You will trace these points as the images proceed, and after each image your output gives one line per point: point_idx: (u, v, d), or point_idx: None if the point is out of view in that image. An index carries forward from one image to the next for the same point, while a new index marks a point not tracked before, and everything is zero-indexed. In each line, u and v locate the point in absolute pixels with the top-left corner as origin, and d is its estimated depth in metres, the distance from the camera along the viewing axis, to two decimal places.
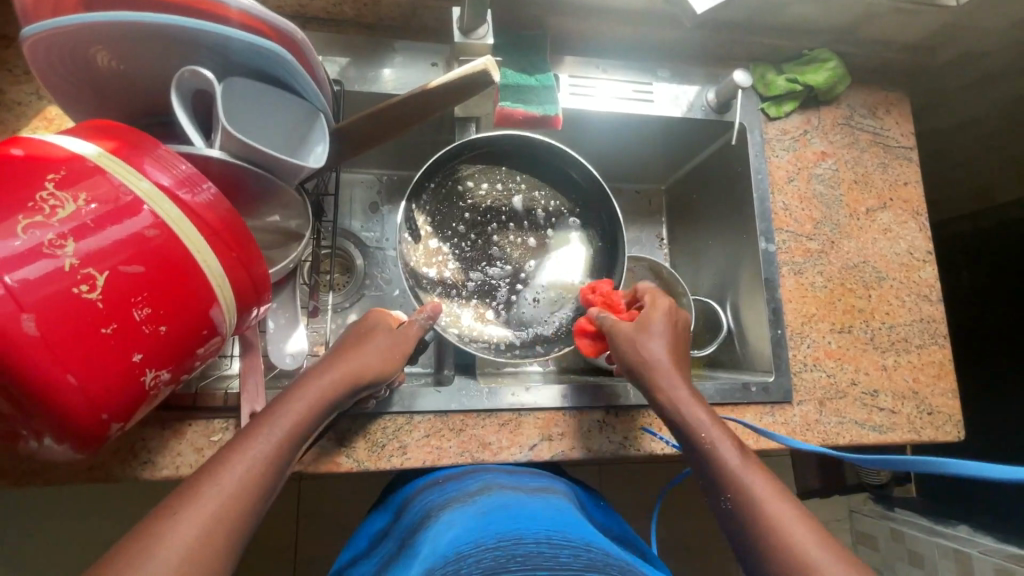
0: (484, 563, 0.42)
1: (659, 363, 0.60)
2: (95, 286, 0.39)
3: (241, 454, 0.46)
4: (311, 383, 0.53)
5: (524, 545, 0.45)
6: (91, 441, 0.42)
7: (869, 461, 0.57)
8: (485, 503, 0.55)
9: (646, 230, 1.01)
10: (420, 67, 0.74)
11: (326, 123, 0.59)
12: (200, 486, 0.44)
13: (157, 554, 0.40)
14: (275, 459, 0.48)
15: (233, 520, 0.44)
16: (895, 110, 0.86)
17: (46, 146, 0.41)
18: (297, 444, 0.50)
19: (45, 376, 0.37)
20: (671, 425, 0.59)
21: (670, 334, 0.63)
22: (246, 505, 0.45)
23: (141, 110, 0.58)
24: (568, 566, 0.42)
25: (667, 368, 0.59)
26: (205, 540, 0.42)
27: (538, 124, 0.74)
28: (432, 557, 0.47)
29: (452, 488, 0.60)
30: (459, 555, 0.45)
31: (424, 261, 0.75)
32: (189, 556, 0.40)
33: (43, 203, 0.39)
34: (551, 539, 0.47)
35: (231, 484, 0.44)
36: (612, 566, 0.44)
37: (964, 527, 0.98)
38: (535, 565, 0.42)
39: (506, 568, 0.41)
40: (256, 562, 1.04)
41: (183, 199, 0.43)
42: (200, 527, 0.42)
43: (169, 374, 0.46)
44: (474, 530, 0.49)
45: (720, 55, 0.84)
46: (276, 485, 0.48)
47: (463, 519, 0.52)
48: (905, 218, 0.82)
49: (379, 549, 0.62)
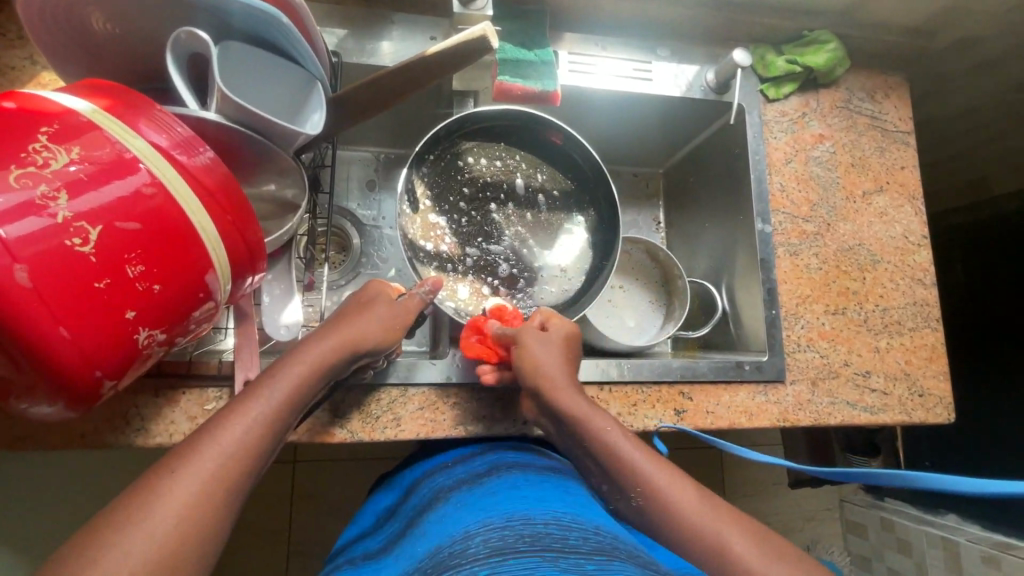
0: (492, 543, 0.43)
1: (554, 381, 0.59)
2: (87, 240, 0.39)
3: (241, 415, 0.46)
4: (308, 350, 0.53)
5: (533, 525, 0.46)
6: (84, 397, 0.42)
7: (832, 470, 0.58)
8: (492, 485, 0.56)
9: (643, 213, 1.01)
10: (418, 41, 0.74)
11: (323, 91, 0.58)
12: (199, 445, 0.44)
13: (154, 512, 0.40)
14: (273, 422, 0.48)
15: (231, 482, 0.44)
16: (893, 94, 0.86)
17: (40, 101, 0.41)
18: (296, 410, 0.50)
19: (39, 330, 0.37)
20: (568, 432, 0.59)
21: (562, 347, 0.62)
22: (244, 468, 0.45)
23: (136, 75, 0.57)
24: (577, 549, 0.43)
25: (562, 384, 0.59)
26: (203, 499, 0.42)
27: (537, 100, 0.74)
28: (439, 538, 0.49)
29: (459, 471, 0.61)
30: (466, 535, 0.46)
31: (421, 234, 0.74)
32: (185, 516, 0.41)
33: (35, 155, 0.38)
34: (558, 519, 0.48)
35: (229, 445, 0.45)
36: (620, 551, 0.45)
37: (953, 516, 0.99)
38: (544, 546, 0.43)
39: (515, 549, 0.42)
40: (250, 540, 1.04)
41: (179, 159, 0.43)
42: (198, 486, 0.42)
43: (163, 335, 0.46)
44: (482, 511, 0.50)
45: (721, 36, 0.84)
46: (274, 450, 0.49)
47: (471, 501, 0.53)
48: (901, 202, 0.83)
49: (385, 527, 0.63)
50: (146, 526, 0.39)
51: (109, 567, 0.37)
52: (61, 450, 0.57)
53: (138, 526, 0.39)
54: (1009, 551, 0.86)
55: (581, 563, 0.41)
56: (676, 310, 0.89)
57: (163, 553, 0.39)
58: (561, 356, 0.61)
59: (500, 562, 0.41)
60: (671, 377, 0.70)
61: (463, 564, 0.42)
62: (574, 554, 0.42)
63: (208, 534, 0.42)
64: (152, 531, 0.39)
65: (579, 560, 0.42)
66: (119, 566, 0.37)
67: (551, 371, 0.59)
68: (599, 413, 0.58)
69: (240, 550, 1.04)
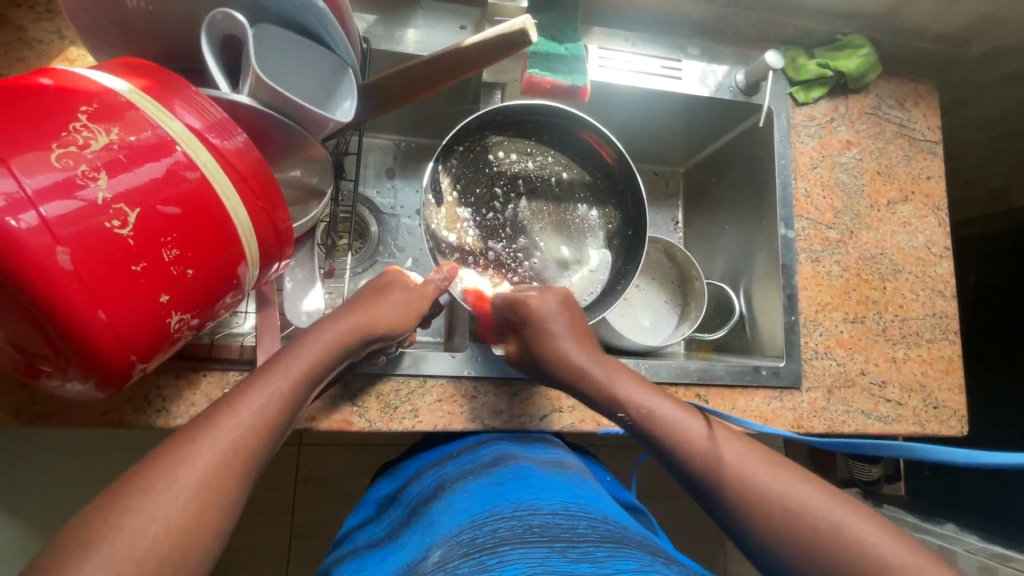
0: (500, 532, 0.44)
1: (580, 360, 0.59)
2: (126, 223, 0.39)
3: (260, 388, 0.46)
4: (326, 328, 0.53)
5: (541, 516, 0.46)
6: (115, 379, 0.42)
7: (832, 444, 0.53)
8: (499, 473, 0.56)
9: (661, 212, 0.99)
10: (448, 29, 0.73)
11: (354, 78, 0.57)
12: (219, 417, 0.44)
13: (177, 477, 0.40)
14: (290, 396, 0.48)
15: (249, 454, 0.44)
16: (923, 102, 0.85)
17: (78, 80, 0.40)
18: (311, 387, 0.50)
19: (74, 311, 0.37)
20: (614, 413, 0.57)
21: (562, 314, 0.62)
22: (262, 441, 0.45)
23: (166, 56, 0.56)
24: (586, 537, 0.43)
25: (579, 356, 0.59)
26: (223, 470, 0.41)
27: (565, 94, 0.73)
28: (445, 526, 0.49)
29: (464, 459, 0.61)
30: (473, 524, 0.47)
31: (445, 225, 0.74)
32: (205, 482, 0.40)
33: (75, 133, 0.38)
34: (567, 510, 0.48)
35: (246, 416, 0.44)
36: (629, 540, 0.45)
37: (951, 526, 0.94)
38: (553, 536, 0.43)
39: (523, 537, 0.42)
40: (254, 521, 1.05)
41: (213, 142, 0.43)
42: (218, 455, 0.42)
43: (194, 320, 0.46)
44: (490, 501, 0.50)
45: (753, 36, 0.83)
46: (289, 425, 0.48)
47: (479, 489, 0.53)
48: (926, 212, 0.82)
49: (387, 515, 0.63)
50: (164, 491, 0.39)
51: (131, 530, 0.37)
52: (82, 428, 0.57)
53: (158, 490, 0.39)
54: (1007, 563, 0.83)
55: (591, 551, 0.41)
56: (692, 311, 0.88)
57: (184, 519, 0.39)
58: (574, 329, 0.61)
59: (510, 549, 0.41)
60: (687, 378, 0.70)
61: (472, 551, 0.42)
62: (582, 543, 0.42)
63: (228, 504, 0.41)
64: (171, 495, 0.39)
65: (589, 548, 0.41)
66: (140, 530, 0.37)
67: (570, 351, 0.59)
68: (622, 377, 0.58)
69: (246, 530, 1.05)
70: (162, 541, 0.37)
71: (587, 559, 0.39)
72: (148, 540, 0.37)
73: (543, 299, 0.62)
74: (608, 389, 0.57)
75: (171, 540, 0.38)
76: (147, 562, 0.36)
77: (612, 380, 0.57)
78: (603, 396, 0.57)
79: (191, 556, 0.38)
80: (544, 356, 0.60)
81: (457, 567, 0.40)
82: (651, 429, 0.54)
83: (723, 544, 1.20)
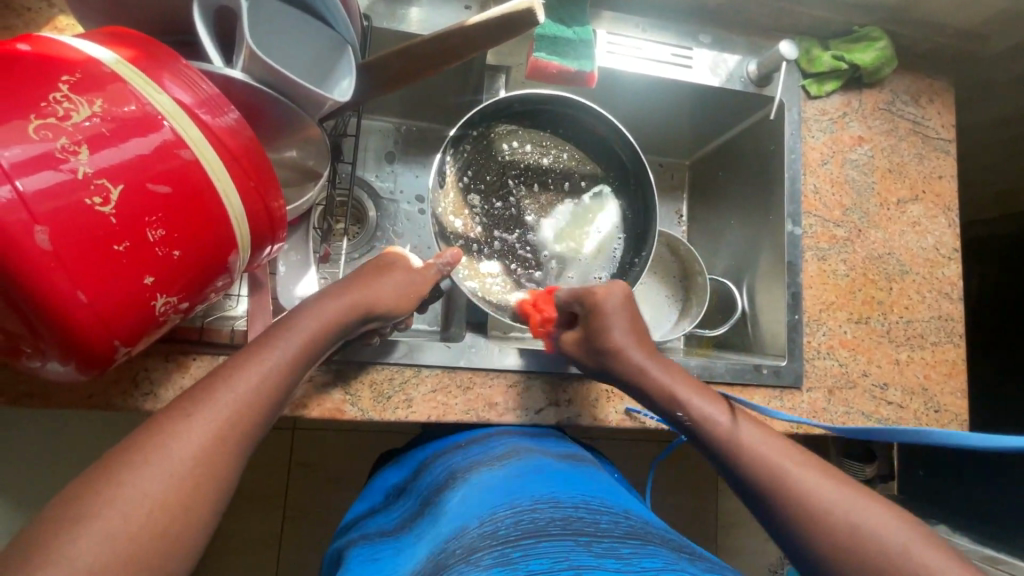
0: (522, 524, 0.42)
1: (629, 349, 0.59)
2: (108, 200, 0.37)
3: (254, 362, 0.45)
4: (321, 305, 0.51)
5: (563, 509, 0.45)
6: (96, 363, 0.40)
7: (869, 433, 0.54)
8: (515, 466, 0.55)
9: (665, 205, 0.97)
10: (453, 9, 0.71)
11: (353, 56, 0.55)
12: (202, 399, 0.41)
13: (170, 452, 0.38)
14: (287, 372, 0.46)
15: (244, 431, 0.42)
16: (938, 99, 0.82)
17: (59, 48, 0.38)
18: (307, 363, 0.49)
19: (55, 291, 0.35)
20: (651, 398, 0.58)
21: (624, 304, 0.61)
22: (257, 415, 0.43)
23: (156, 27, 0.54)
24: (609, 533, 0.42)
25: (638, 353, 0.58)
26: (213, 458, 0.40)
27: (571, 80, 0.71)
28: (463, 517, 0.48)
29: (478, 451, 0.60)
30: (494, 516, 0.45)
31: (451, 210, 0.73)
32: (200, 459, 0.39)
33: (55, 104, 0.36)
34: (587, 504, 0.47)
35: (225, 402, 0.42)
36: (652, 535, 0.45)
37: (945, 527, 0.90)
38: (576, 529, 0.42)
39: (546, 531, 0.41)
40: (245, 505, 1.05)
41: (203, 118, 0.41)
42: (213, 427, 0.40)
43: (182, 303, 0.44)
44: (509, 492, 0.49)
45: (767, 26, 0.81)
46: (285, 400, 0.47)
47: (494, 481, 0.52)
48: (935, 212, 0.80)
49: (399, 504, 0.62)
50: (140, 479, 0.36)
51: (124, 504, 0.35)
52: (66, 410, 0.56)
53: (152, 465, 0.37)
54: (999, 565, 0.80)
55: (615, 546, 0.40)
56: (693, 307, 0.87)
57: (177, 497, 0.37)
58: (630, 320, 0.61)
59: (531, 543, 0.40)
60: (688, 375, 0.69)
61: (495, 543, 0.41)
62: (607, 538, 0.41)
63: (222, 483, 0.40)
64: (164, 469, 0.37)
65: (613, 544, 0.41)
66: (132, 507, 0.35)
67: (623, 341, 0.59)
68: (680, 380, 0.57)
69: (237, 514, 1.04)
70: (134, 534, 0.35)
71: (612, 555, 0.39)
72: (141, 516, 0.35)
73: (608, 291, 0.61)
74: (647, 376, 0.57)
75: (163, 518, 0.36)
76: (138, 540, 0.35)
77: (651, 369, 0.58)
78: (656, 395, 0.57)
79: (183, 534, 0.37)
80: (599, 343, 0.59)
81: (479, 558, 0.39)
82: (705, 427, 0.54)
83: (714, 539, 1.20)
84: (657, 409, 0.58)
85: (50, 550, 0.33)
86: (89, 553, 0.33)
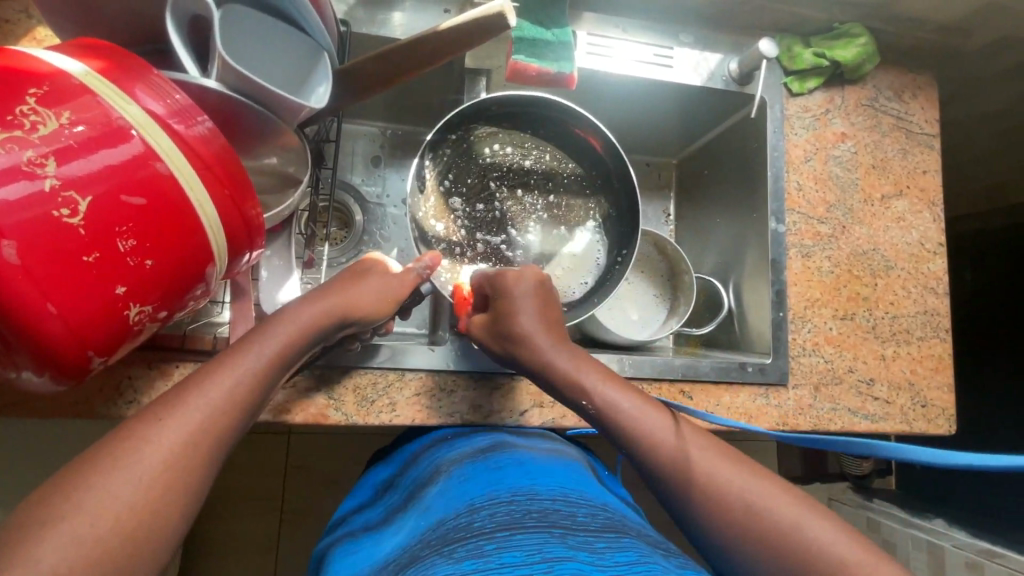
0: (499, 517, 0.43)
1: (539, 338, 0.57)
2: (77, 212, 0.37)
3: (228, 369, 0.45)
4: (296, 313, 0.51)
5: (541, 501, 0.46)
6: (72, 373, 0.41)
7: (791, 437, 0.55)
8: (497, 458, 0.55)
9: (652, 204, 0.97)
10: (432, 13, 0.71)
11: (330, 63, 0.55)
12: (174, 404, 0.42)
13: (141, 458, 0.38)
14: (262, 378, 0.46)
15: (217, 436, 0.42)
16: (922, 94, 0.82)
17: (26, 60, 0.39)
18: (283, 368, 0.49)
19: (24, 303, 0.36)
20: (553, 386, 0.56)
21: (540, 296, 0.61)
22: (230, 420, 0.43)
23: (132, 37, 0.54)
24: (585, 526, 0.42)
25: (544, 340, 0.57)
26: (184, 463, 0.40)
27: (551, 82, 0.71)
28: (443, 510, 0.48)
29: (460, 444, 0.60)
30: (472, 508, 0.46)
31: (432, 215, 0.73)
32: (172, 464, 0.39)
33: (23, 118, 0.36)
34: (567, 497, 0.48)
35: (197, 408, 0.42)
36: (629, 529, 0.45)
37: (940, 521, 0.89)
38: (553, 522, 0.42)
39: (521, 523, 0.41)
40: (240, 511, 1.05)
41: (174, 128, 0.41)
42: (184, 434, 0.40)
43: (158, 312, 0.44)
44: (489, 485, 0.49)
45: (748, 25, 0.81)
46: (262, 404, 0.47)
47: (473, 472, 0.53)
48: (920, 207, 0.80)
49: (384, 500, 0.62)
50: (109, 485, 0.37)
51: (93, 509, 0.35)
52: (51, 418, 0.56)
53: (122, 471, 0.38)
54: (995, 559, 0.79)
55: (590, 540, 0.40)
56: (681, 305, 0.87)
57: (148, 502, 0.37)
58: (539, 309, 0.60)
59: (507, 535, 0.40)
60: (673, 374, 0.69)
61: (470, 535, 0.41)
62: (583, 531, 0.41)
63: (193, 488, 0.40)
64: (135, 473, 0.38)
65: (589, 537, 0.41)
66: (101, 511, 0.36)
67: (529, 327, 0.57)
68: (587, 368, 0.56)
69: (232, 519, 1.04)
70: (103, 539, 0.35)
71: (586, 548, 0.39)
72: (110, 521, 0.36)
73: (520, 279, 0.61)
74: (550, 365, 0.56)
75: (131, 522, 0.36)
76: (107, 544, 0.35)
77: (548, 353, 0.56)
78: (567, 386, 0.55)
79: (154, 539, 0.37)
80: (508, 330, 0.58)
81: (454, 551, 0.39)
82: (612, 418, 0.53)
83: None
84: (562, 398, 0.56)
85: (17, 555, 0.33)
86: (58, 559, 0.33)
